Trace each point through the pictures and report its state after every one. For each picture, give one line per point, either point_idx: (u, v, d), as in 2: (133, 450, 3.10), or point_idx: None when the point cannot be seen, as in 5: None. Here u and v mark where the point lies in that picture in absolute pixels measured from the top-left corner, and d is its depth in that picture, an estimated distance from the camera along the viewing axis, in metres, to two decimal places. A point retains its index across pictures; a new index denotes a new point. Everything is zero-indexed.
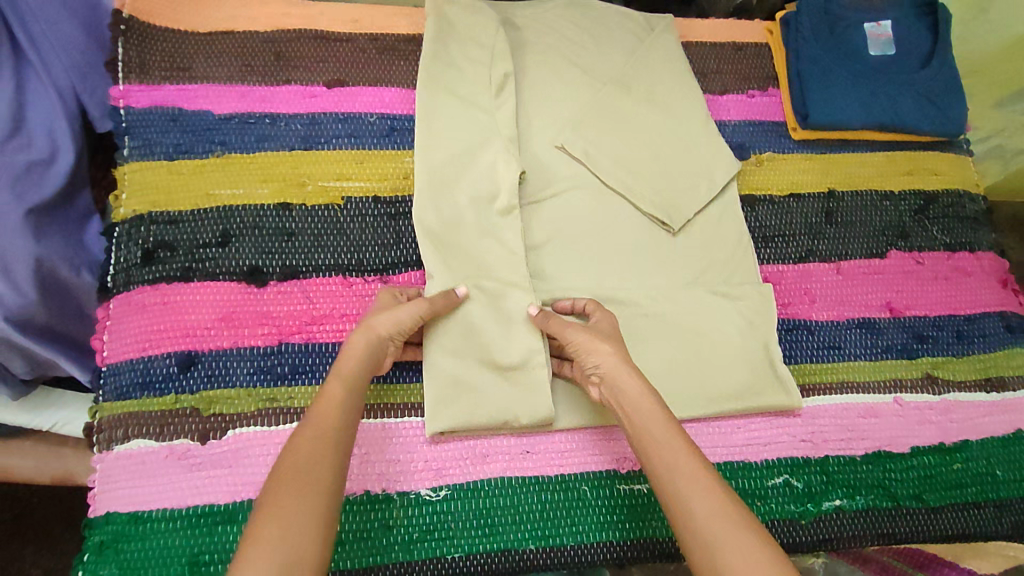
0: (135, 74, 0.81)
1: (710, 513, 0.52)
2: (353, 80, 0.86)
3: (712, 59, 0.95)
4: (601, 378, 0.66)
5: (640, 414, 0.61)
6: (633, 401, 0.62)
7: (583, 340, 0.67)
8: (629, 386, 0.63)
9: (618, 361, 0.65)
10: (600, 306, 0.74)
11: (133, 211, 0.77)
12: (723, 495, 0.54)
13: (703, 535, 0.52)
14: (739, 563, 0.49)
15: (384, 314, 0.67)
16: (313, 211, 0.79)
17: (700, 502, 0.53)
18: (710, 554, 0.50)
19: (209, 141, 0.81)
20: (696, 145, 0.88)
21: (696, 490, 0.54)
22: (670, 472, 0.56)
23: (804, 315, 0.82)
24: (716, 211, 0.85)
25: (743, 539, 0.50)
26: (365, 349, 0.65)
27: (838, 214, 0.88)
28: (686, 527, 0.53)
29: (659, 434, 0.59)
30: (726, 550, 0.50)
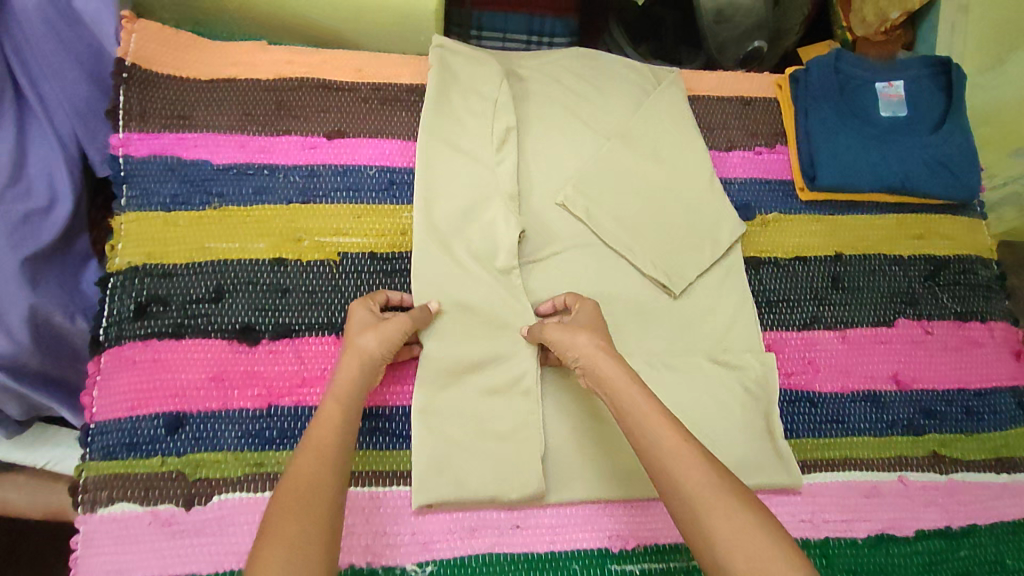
0: (135, 122, 0.80)
1: (696, 479, 0.56)
2: (354, 131, 0.85)
3: (719, 114, 0.94)
4: (583, 367, 0.68)
5: (620, 394, 0.64)
6: (612, 382, 0.65)
7: (560, 334, 0.70)
8: (604, 371, 0.66)
9: (594, 347, 0.68)
10: (580, 297, 0.76)
11: (129, 261, 0.76)
12: (705, 461, 0.57)
13: (690, 500, 0.55)
14: (725, 526, 0.53)
15: (368, 333, 0.68)
16: (308, 266, 0.78)
17: (685, 472, 0.57)
18: (698, 518, 0.55)
19: (207, 192, 0.80)
20: (700, 205, 0.86)
21: (680, 460, 0.57)
22: (655, 447, 0.59)
23: (807, 386, 0.80)
24: (719, 274, 0.83)
25: (727, 505, 0.54)
26: (358, 373, 0.67)
27: (844, 279, 0.86)
28: (674, 495, 0.57)
29: (643, 411, 0.62)
30: (712, 513, 0.54)
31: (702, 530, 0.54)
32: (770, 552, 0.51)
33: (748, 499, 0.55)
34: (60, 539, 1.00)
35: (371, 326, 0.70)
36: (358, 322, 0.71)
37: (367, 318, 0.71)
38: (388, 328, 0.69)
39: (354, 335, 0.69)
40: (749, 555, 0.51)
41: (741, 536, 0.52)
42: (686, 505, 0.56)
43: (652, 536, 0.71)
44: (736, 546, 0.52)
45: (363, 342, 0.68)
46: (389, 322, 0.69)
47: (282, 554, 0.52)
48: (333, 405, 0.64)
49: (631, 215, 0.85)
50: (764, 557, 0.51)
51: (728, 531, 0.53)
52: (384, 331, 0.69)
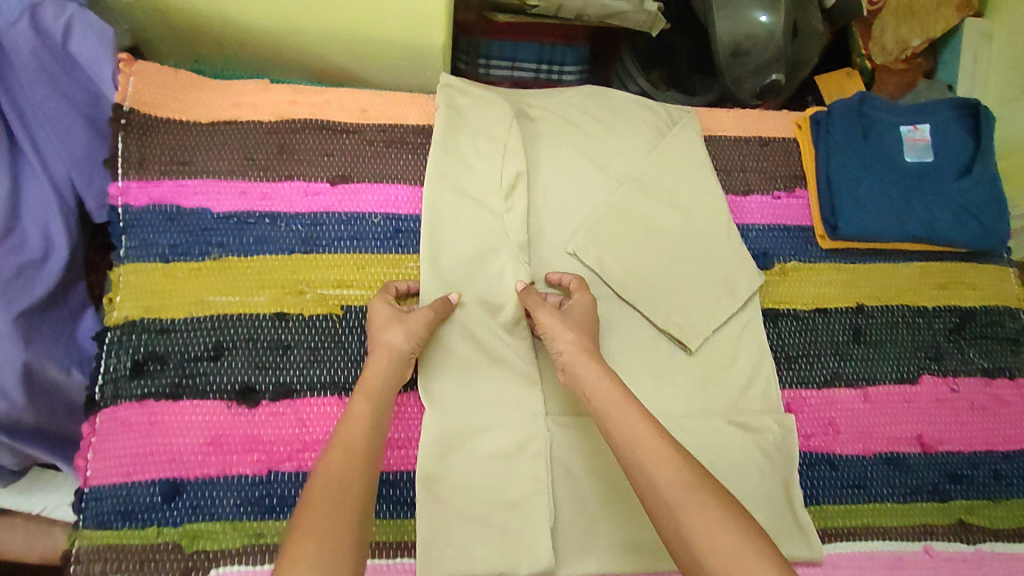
0: (135, 170, 0.78)
1: (672, 478, 0.57)
2: (358, 175, 0.82)
3: (736, 156, 0.90)
4: (564, 365, 0.70)
5: (599, 396, 0.65)
6: (592, 384, 0.66)
7: (552, 322, 0.72)
8: (587, 370, 0.67)
9: (576, 350, 0.69)
10: (582, 286, 0.77)
11: (127, 315, 0.74)
12: (680, 463, 0.58)
13: (665, 498, 0.56)
14: (702, 524, 0.53)
15: (397, 328, 0.70)
16: (310, 321, 0.75)
17: (660, 472, 0.58)
18: (673, 516, 0.55)
19: (207, 242, 0.77)
20: (717, 253, 0.83)
21: (657, 460, 0.58)
22: (632, 447, 0.60)
23: (827, 447, 0.77)
24: (735, 329, 0.80)
25: (703, 505, 0.54)
26: (389, 368, 0.68)
27: (866, 333, 0.83)
28: (649, 493, 0.58)
29: (621, 412, 0.63)
30: (690, 513, 0.54)
31: (680, 529, 0.54)
32: (743, 548, 0.51)
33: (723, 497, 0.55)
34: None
35: (396, 320, 0.71)
36: (383, 317, 0.71)
37: (390, 310, 0.72)
38: (413, 321, 0.70)
39: (380, 332, 0.70)
40: (726, 551, 0.52)
41: (715, 536, 0.52)
42: (662, 502, 0.56)
43: None
44: (713, 544, 0.52)
45: (391, 337, 0.69)
46: (415, 316, 0.71)
47: (313, 544, 0.52)
48: (337, 452, 0.60)
49: (645, 264, 0.82)
50: (738, 553, 0.51)
51: (705, 529, 0.53)
52: (410, 325, 0.70)
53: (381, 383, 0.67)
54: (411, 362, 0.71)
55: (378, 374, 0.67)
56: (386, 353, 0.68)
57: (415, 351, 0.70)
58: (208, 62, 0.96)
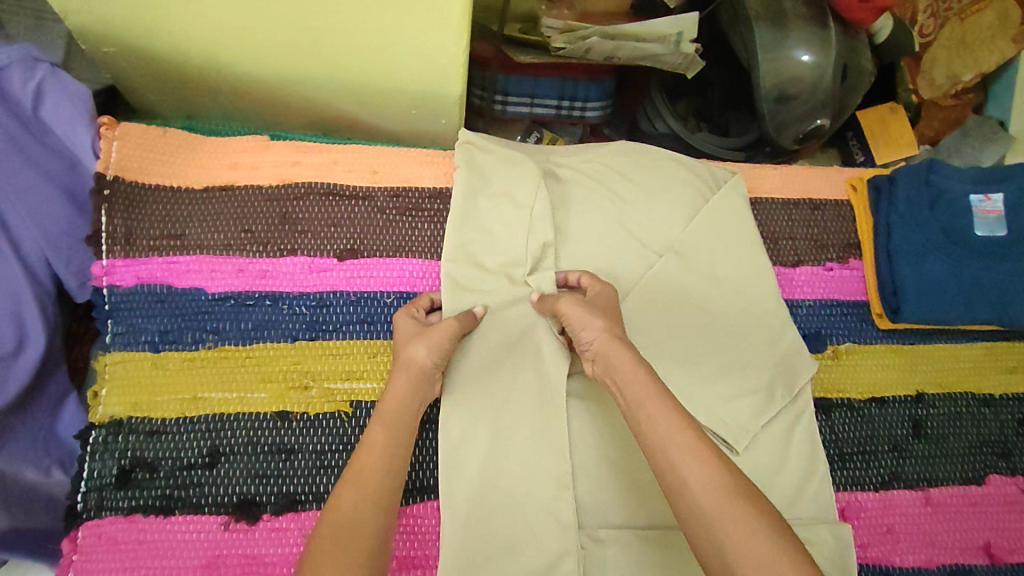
0: (121, 246, 0.70)
1: (705, 481, 0.53)
2: (369, 249, 0.74)
3: (785, 221, 0.82)
4: (594, 355, 0.65)
5: (629, 387, 0.61)
6: (625, 373, 0.61)
7: (576, 315, 0.66)
8: (619, 359, 0.62)
9: (608, 336, 0.64)
10: (597, 279, 0.72)
11: (113, 413, 0.67)
12: (715, 462, 0.54)
13: (699, 503, 0.53)
14: (736, 532, 0.50)
15: (416, 343, 0.65)
16: (317, 421, 0.67)
17: (695, 474, 0.54)
18: (708, 525, 0.52)
19: (201, 328, 0.69)
20: (764, 335, 0.76)
21: (690, 457, 0.54)
22: (665, 443, 0.56)
23: (886, 559, 0.70)
24: (786, 423, 0.73)
25: (740, 514, 0.51)
26: (408, 388, 0.64)
27: (927, 425, 0.75)
28: (680, 497, 0.54)
29: (651, 409, 0.58)
30: (723, 520, 0.51)
31: (710, 533, 0.51)
32: (781, 562, 0.48)
33: (762, 508, 0.52)
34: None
35: (421, 335, 0.66)
36: (407, 332, 0.67)
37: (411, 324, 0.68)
38: (436, 336, 0.66)
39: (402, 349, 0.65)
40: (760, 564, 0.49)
41: (749, 544, 0.50)
42: (696, 509, 0.53)
43: None
44: (745, 554, 0.49)
45: (411, 354, 0.65)
46: (435, 328, 0.66)
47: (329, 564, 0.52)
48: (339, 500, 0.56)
49: (686, 346, 0.74)
50: (773, 563, 0.48)
51: (738, 533, 0.50)
52: (432, 340, 0.66)
53: (401, 408, 0.63)
54: (435, 377, 0.66)
55: (378, 456, 0.59)
56: (406, 373, 0.64)
57: (440, 365, 0.66)
58: (203, 116, 0.91)
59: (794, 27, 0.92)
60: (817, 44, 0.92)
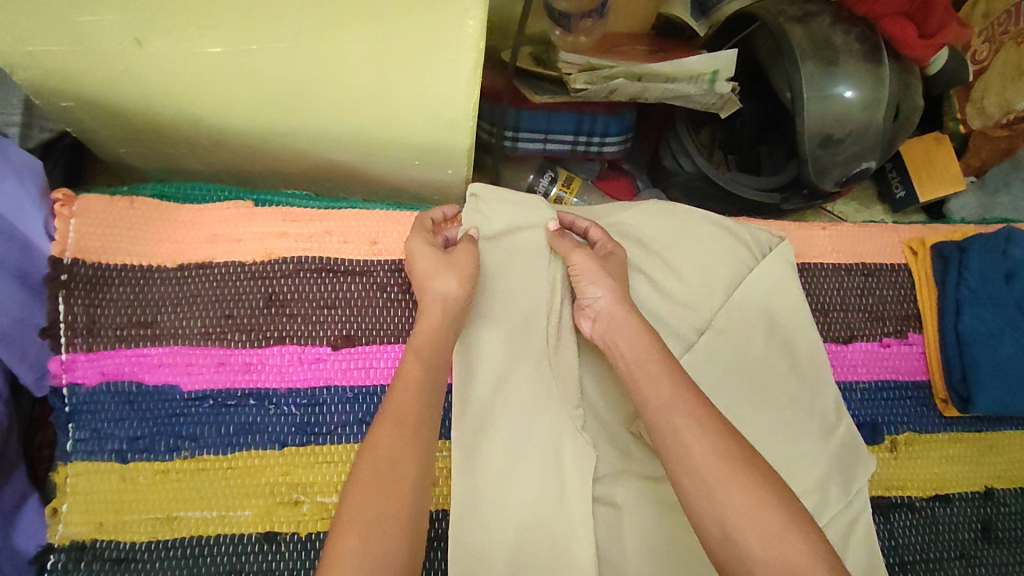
0: (82, 338, 0.61)
1: (709, 449, 0.51)
2: (367, 334, 0.65)
3: (836, 290, 0.73)
4: (596, 315, 0.64)
5: (633, 352, 0.59)
6: (630, 337, 0.61)
7: (587, 268, 0.65)
8: (625, 323, 0.62)
9: (612, 301, 0.63)
10: (605, 232, 0.70)
11: (76, 534, 0.58)
12: (721, 433, 0.52)
13: (699, 471, 0.50)
14: (742, 504, 0.48)
15: (446, 274, 0.62)
16: (309, 543, 0.59)
17: (699, 441, 0.51)
18: (710, 493, 0.49)
19: (175, 434, 0.61)
20: (814, 425, 0.67)
21: (691, 423, 0.53)
22: (668, 409, 0.54)
23: None
24: (840, 530, 0.64)
25: (747, 482, 0.49)
26: (445, 320, 0.60)
27: (998, 528, 0.67)
28: (680, 465, 0.51)
29: (654, 376, 0.57)
30: (726, 488, 0.49)
31: (715, 507, 0.49)
32: (788, 531, 0.47)
33: (779, 488, 0.50)
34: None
35: (443, 265, 0.62)
36: (425, 258, 0.63)
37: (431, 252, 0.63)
38: (460, 265, 0.63)
39: (432, 282, 0.62)
40: (767, 536, 0.47)
41: (753, 517, 0.47)
42: (700, 483, 0.50)
43: None
44: (748, 527, 0.47)
45: (443, 286, 0.61)
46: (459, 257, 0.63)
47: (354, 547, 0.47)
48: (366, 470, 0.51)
49: None
50: (782, 539, 0.46)
51: (746, 507, 0.48)
52: (459, 269, 0.62)
53: None
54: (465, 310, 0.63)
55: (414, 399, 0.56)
56: (439, 306, 0.61)
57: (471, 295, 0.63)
58: (182, 171, 0.82)
59: (841, 63, 0.83)
60: (866, 83, 0.83)
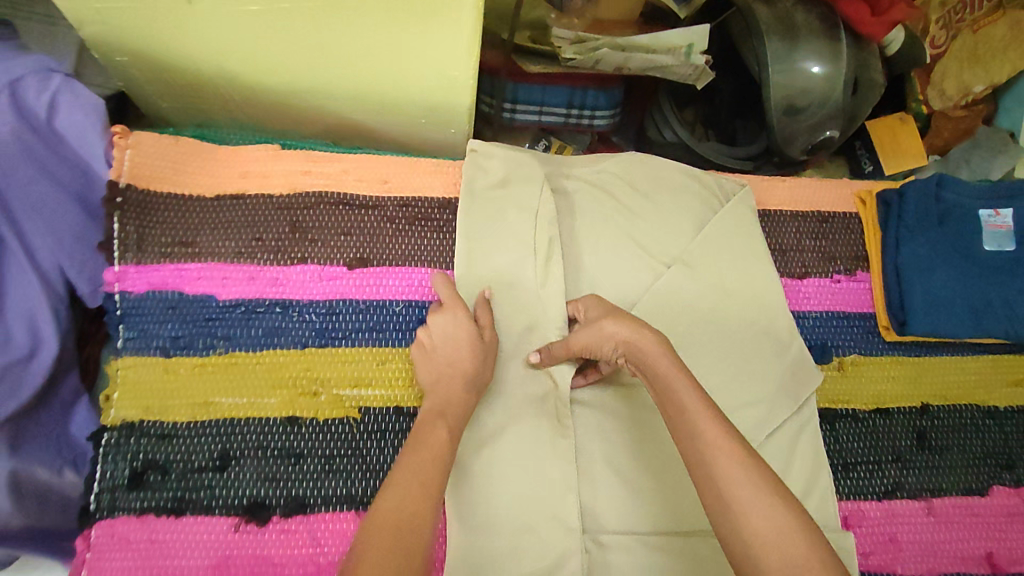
0: (132, 253, 0.71)
1: (734, 471, 0.52)
2: (378, 258, 0.75)
3: (792, 233, 0.82)
4: (623, 355, 0.65)
5: (664, 379, 0.60)
6: (654, 365, 0.62)
7: (586, 336, 0.67)
8: (646, 354, 0.63)
9: (633, 331, 0.64)
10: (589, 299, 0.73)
11: (125, 416, 0.68)
12: (746, 457, 0.53)
13: (723, 492, 0.52)
14: (765, 527, 0.50)
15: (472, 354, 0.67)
16: (326, 426, 0.69)
17: (725, 465, 0.53)
18: (732, 513, 0.51)
19: (211, 334, 0.70)
20: (770, 345, 0.76)
21: (717, 449, 0.54)
22: (695, 435, 0.55)
23: (889, 568, 0.71)
24: (789, 434, 0.74)
25: (772, 508, 0.50)
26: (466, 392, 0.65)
27: (931, 437, 0.76)
28: (706, 484, 0.53)
29: (683, 403, 0.58)
30: (749, 509, 0.51)
31: (738, 527, 0.51)
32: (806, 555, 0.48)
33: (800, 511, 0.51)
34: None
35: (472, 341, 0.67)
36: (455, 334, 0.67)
37: (463, 328, 0.68)
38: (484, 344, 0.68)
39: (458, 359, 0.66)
40: (787, 560, 0.48)
41: (775, 541, 0.49)
42: (723, 503, 0.52)
43: None
44: (770, 547, 0.49)
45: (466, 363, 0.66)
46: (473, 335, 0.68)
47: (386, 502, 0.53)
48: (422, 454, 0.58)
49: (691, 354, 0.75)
50: (798, 556, 0.48)
51: (766, 528, 0.50)
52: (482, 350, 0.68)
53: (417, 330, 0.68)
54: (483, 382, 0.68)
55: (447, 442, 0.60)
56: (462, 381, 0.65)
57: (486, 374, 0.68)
58: (214, 124, 0.92)
59: (804, 40, 0.93)
60: (827, 57, 0.93)
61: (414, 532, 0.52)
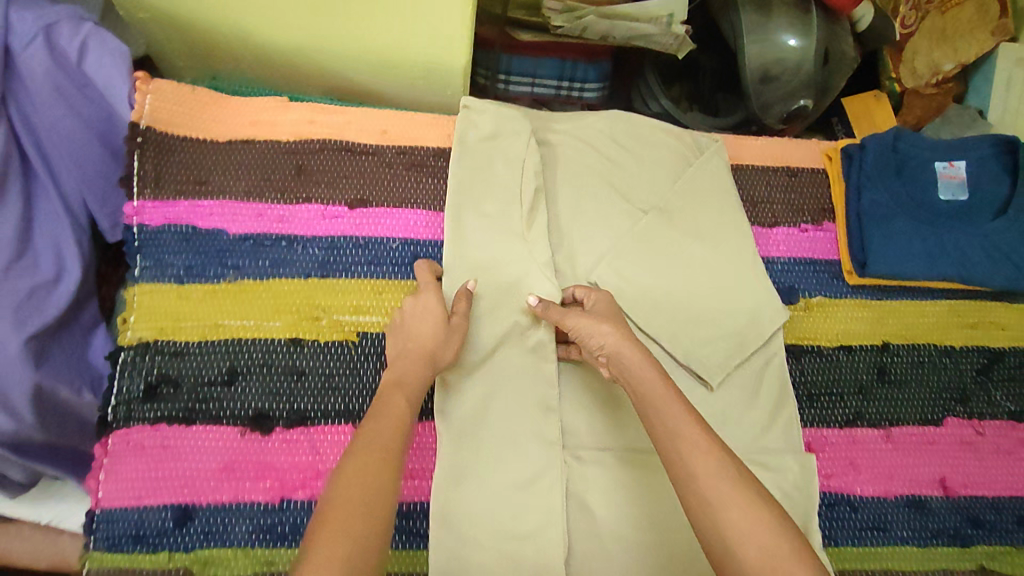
0: (150, 189, 0.77)
1: (712, 471, 0.57)
2: (377, 199, 0.81)
3: (763, 186, 0.88)
4: (607, 357, 0.68)
5: (644, 388, 0.64)
6: (636, 372, 0.66)
7: (583, 323, 0.70)
8: (630, 359, 0.67)
9: (618, 338, 0.68)
10: (591, 289, 0.76)
11: (141, 336, 0.73)
12: (722, 459, 0.58)
13: (702, 492, 0.56)
14: (741, 521, 0.54)
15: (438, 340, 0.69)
16: (326, 347, 0.74)
17: (701, 465, 0.57)
18: (712, 509, 0.55)
19: (222, 264, 0.76)
20: (741, 285, 0.82)
21: (696, 453, 0.58)
22: (675, 440, 0.60)
23: (848, 488, 0.77)
24: (757, 366, 0.80)
25: (746, 501, 0.55)
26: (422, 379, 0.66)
27: (891, 372, 0.82)
28: (687, 485, 0.57)
29: (666, 410, 0.62)
30: (727, 506, 0.54)
31: (717, 525, 0.54)
32: (781, 546, 0.52)
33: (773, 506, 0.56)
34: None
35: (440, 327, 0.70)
36: (428, 317, 0.71)
37: (433, 316, 0.71)
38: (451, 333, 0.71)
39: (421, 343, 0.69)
40: (761, 548, 0.52)
41: (751, 534, 0.53)
42: (702, 501, 0.56)
43: None
44: (747, 541, 0.53)
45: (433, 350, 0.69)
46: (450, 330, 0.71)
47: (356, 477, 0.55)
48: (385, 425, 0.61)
49: (668, 294, 0.80)
50: (774, 548, 0.52)
51: (744, 523, 0.53)
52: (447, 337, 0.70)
53: None
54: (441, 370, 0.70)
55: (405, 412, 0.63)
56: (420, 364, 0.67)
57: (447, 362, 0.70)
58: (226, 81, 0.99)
59: (778, 14, 0.99)
60: (800, 29, 0.99)
61: (377, 506, 0.54)
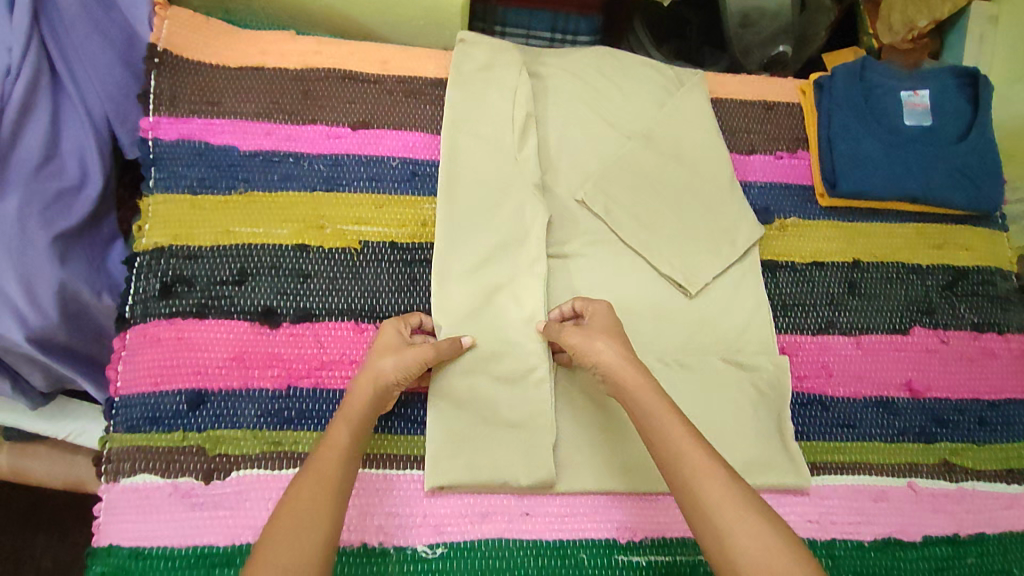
0: (165, 107, 0.82)
1: (721, 496, 0.55)
2: (378, 121, 0.87)
3: (741, 118, 0.94)
4: (604, 375, 0.67)
5: (648, 410, 0.63)
6: (640, 395, 0.64)
7: (580, 340, 0.69)
8: (631, 377, 0.65)
9: (620, 356, 0.66)
10: (588, 301, 0.75)
11: (157, 242, 0.78)
12: (732, 482, 0.56)
13: (713, 520, 0.55)
14: (752, 548, 0.52)
15: (389, 357, 0.69)
16: (330, 253, 0.80)
17: (710, 491, 0.56)
18: (721, 536, 0.54)
19: (233, 177, 0.82)
20: (719, 205, 0.87)
21: (704, 477, 0.57)
22: (680, 461, 0.58)
23: (821, 390, 0.82)
24: (735, 278, 0.85)
25: (757, 525, 0.54)
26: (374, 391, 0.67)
27: (861, 285, 0.87)
28: (697, 513, 0.56)
29: (669, 433, 0.60)
30: (738, 533, 0.53)
31: (730, 554, 0.53)
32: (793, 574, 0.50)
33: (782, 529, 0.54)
34: (66, 522, 1.01)
35: (393, 349, 0.70)
36: (387, 344, 0.71)
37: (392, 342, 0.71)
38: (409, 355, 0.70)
39: (373, 359, 0.69)
40: None
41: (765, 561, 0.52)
42: (712, 530, 0.54)
43: (659, 530, 0.75)
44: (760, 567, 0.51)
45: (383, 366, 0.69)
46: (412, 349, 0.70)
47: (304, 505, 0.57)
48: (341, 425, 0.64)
49: (653, 216, 0.86)
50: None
51: (756, 548, 0.52)
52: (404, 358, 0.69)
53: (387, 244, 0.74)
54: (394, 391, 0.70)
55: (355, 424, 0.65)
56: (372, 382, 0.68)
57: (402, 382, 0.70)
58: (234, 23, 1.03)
59: None
60: None
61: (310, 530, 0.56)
